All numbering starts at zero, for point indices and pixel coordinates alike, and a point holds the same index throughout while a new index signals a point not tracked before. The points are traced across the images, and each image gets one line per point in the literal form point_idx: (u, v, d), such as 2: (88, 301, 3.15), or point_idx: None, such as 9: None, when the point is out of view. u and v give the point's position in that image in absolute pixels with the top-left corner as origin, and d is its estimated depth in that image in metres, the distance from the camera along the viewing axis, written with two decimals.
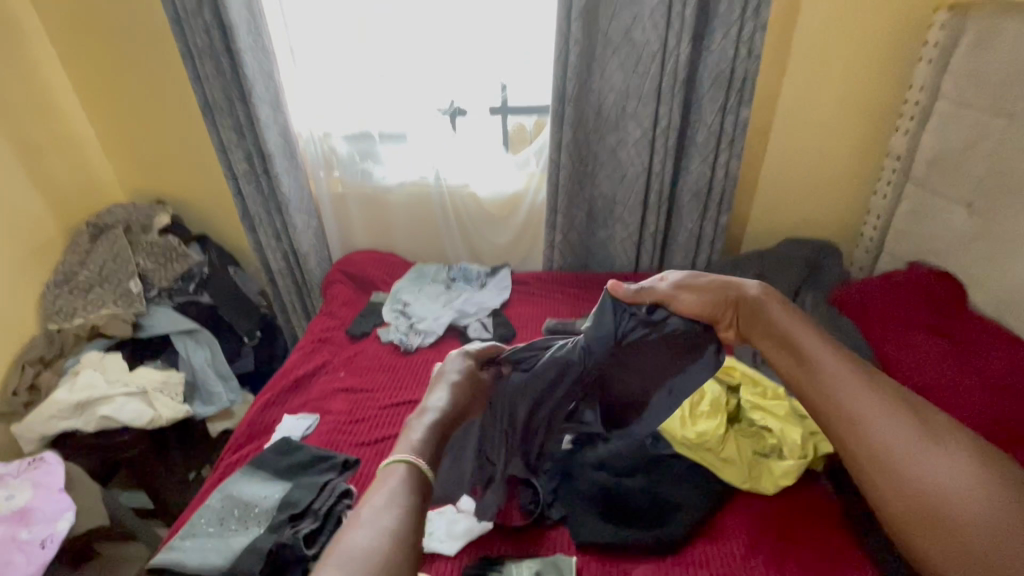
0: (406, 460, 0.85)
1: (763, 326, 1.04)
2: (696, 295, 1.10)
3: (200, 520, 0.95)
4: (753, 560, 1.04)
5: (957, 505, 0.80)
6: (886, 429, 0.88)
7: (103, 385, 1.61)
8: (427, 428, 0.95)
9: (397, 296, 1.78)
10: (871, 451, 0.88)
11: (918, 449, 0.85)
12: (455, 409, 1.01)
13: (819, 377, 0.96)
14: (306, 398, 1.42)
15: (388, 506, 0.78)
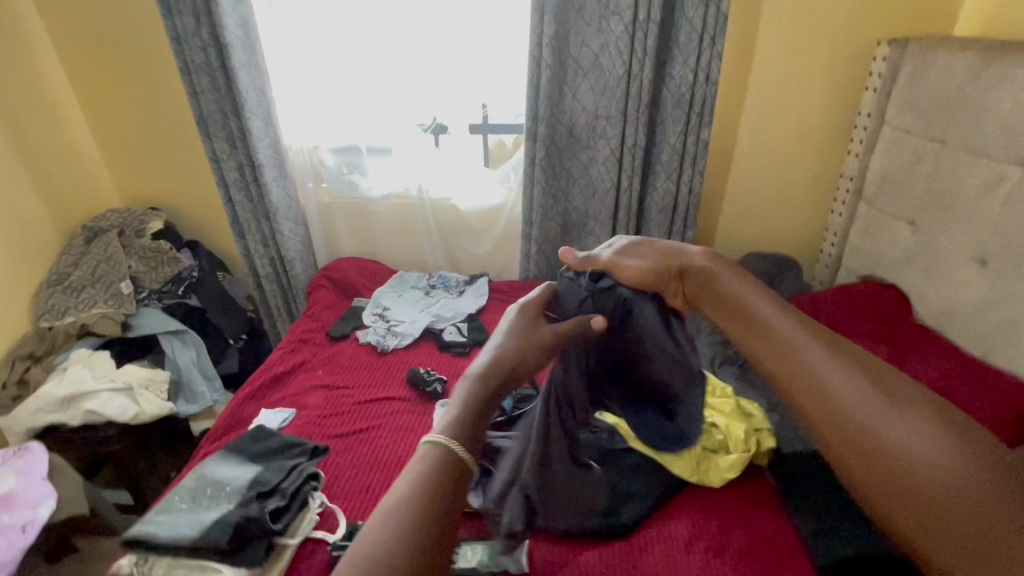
0: (439, 444, 0.69)
1: (712, 293, 0.90)
2: (637, 263, 1.03)
3: (173, 498, 1.01)
4: (694, 545, 1.12)
5: (930, 464, 0.60)
6: (842, 382, 0.69)
7: (90, 380, 1.67)
8: (473, 386, 0.79)
9: (378, 300, 1.86)
10: (825, 409, 0.69)
11: (881, 405, 0.66)
12: (508, 360, 0.84)
13: (771, 337, 0.78)
14: (285, 393, 1.50)
15: (414, 495, 0.64)
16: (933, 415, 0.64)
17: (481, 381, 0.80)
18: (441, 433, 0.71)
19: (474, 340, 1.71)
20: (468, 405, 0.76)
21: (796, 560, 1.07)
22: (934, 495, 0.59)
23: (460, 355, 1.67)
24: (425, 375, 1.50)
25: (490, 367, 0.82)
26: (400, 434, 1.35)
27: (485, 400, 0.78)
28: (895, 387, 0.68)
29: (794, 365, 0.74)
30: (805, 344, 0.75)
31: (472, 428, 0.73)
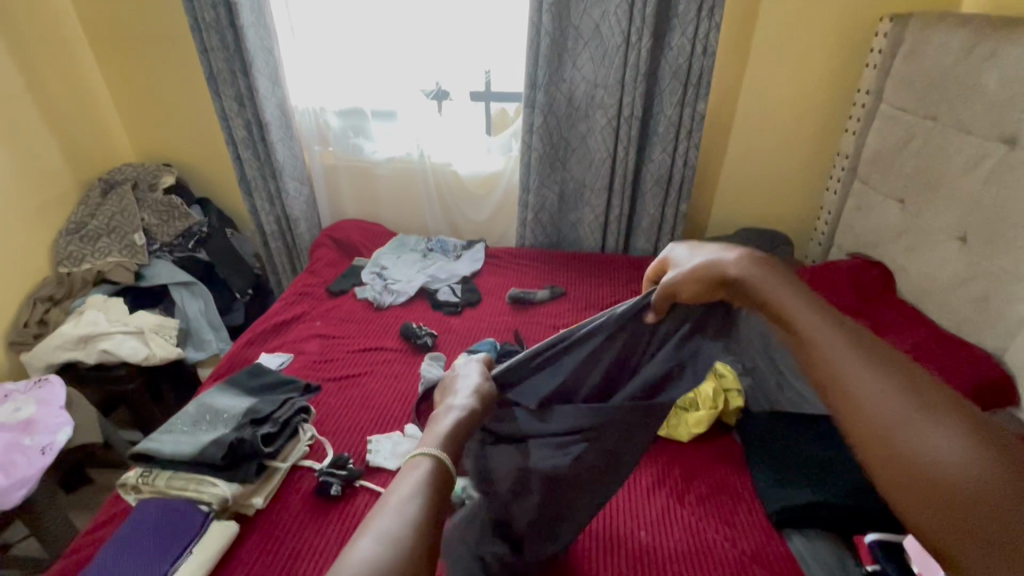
0: (433, 453, 0.72)
1: (764, 307, 0.80)
2: (690, 277, 0.91)
3: (176, 421, 1.11)
4: (656, 492, 1.19)
5: (938, 468, 0.57)
6: (880, 389, 0.63)
7: (104, 323, 1.77)
8: (457, 416, 0.82)
9: (377, 260, 1.94)
10: (866, 424, 0.62)
11: (899, 405, 0.61)
12: (482, 403, 0.89)
13: (815, 354, 0.71)
14: (284, 339, 1.59)
15: (421, 494, 0.65)
16: (976, 425, 0.59)
17: (463, 413, 0.83)
18: (435, 445, 0.74)
19: (466, 301, 1.78)
20: (453, 430, 0.79)
21: (751, 510, 1.14)
22: (979, 514, 0.54)
23: (452, 313, 1.74)
24: (416, 329, 1.58)
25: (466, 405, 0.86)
26: (389, 380, 1.43)
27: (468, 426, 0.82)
28: (931, 393, 0.62)
29: (841, 384, 0.66)
30: (853, 355, 0.67)
31: (455, 444, 0.77)
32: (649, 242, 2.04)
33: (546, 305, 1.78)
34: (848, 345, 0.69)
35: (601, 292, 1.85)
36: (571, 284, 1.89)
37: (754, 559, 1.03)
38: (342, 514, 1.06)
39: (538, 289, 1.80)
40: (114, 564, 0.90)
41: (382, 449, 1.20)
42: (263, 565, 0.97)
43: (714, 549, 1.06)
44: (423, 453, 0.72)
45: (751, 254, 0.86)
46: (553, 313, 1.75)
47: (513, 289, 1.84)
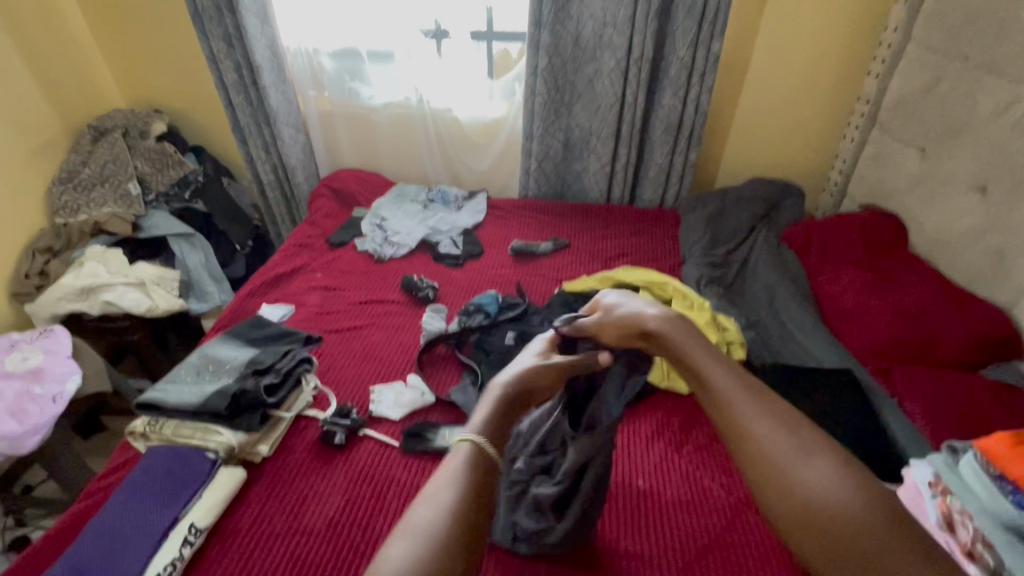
0: (474, 442, 0.68)
1: (670, 353, 0.81)
2: (612, 322, 0.92)
3: (180, 372, 1.12)
4: (654, 442, 1.20)
5: (833, 520, 0.58)
6: (772, 434, 0.65)
7: (104, 275, 1.76)
8: (496, 402, 0.75)
9: (376, 211, 1.90)
10: (761, 469, 0.64)
11: (796, 455, 0.63)
12: (526, 384, 0.81)
13: (714, 401, 0.72)
14: (284, 292, 1.57)
15: (462, 485, 0.63)
16: (853, 469, 0.62)
17: (505, 396, 0.77)
18: (478, 432, 0.70)
19: (467, 253, 1.75)
20: (494, 414, 0.73)
21: None
22: (861, 558, 0.56)
23: (454, 266, 1.72)
24: (417, 282, 1.56)
25: (509, 387, 0.79)
26: (391, 332, 1.43)
27: (511, 411, 0.77)
28: (813, 437, 0.65)
29: (739, 430, 0.67)
30: (749, 402, 0.69)
31: (498, 429, 0.72)
32: (656, 193, 1.99)
33: (549, 257, 1.76)
34: (744, 390, 0.71)
35: (605, 244, 1.82)
36: (575, 236, 1.85)
37: (750, 507, 1.06)
38: (347, 462, 1.09)
39: (541, 241, 1.77)
40: (127, 508, 0.93)
41: (385, 398, 1.22)
42: (272, 508, 1.00)
43: (709, 496, 1.08)
44: (463, 443, 0.68)
45: (668, 311, 0.87)
46: (556, 266, 1.72)
47: (515, 241, 1.81)
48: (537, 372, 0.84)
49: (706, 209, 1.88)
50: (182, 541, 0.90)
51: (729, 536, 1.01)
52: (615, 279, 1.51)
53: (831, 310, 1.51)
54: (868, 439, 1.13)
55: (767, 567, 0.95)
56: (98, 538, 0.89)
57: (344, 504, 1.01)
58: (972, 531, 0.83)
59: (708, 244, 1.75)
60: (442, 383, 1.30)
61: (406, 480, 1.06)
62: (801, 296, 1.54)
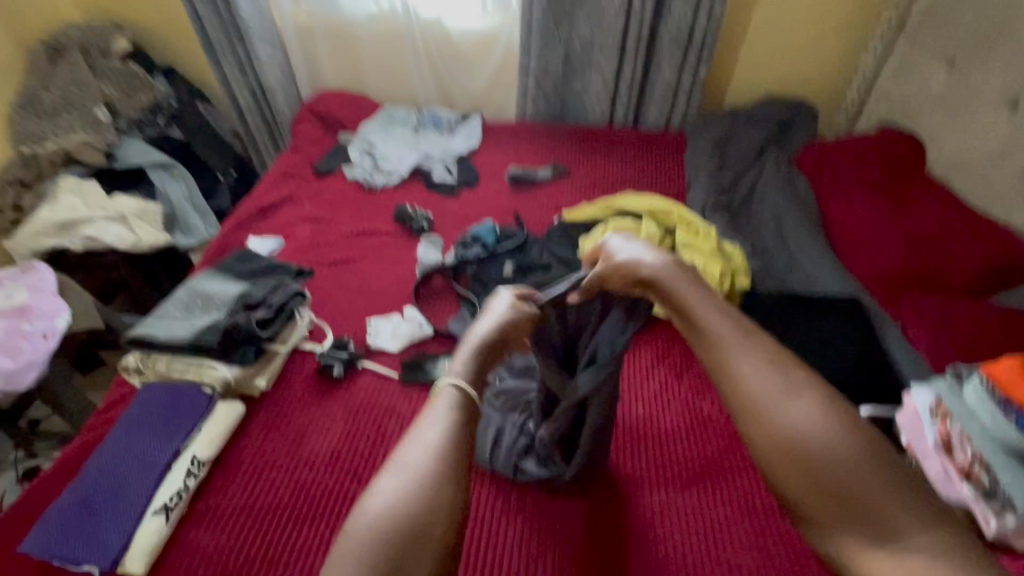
0: (457, 388, 0.73)
1: (665, 298, 0.84)
2: (614, 273, 0.90)
3: (169, 306, 1.08)
4: (656, 369, 1.19)
5: (810, 449, 0.63)
6: (760, 374, 0.70)
7: (82, 208, 1.69)
8: (477, 348, 0.80)
9: (365, 137, 1.78)
10: (747, 405, 0.68)
11: (779, 393, 0.68)
12: (507, 332, 0.84)
13: (705, 344, 0.75)
14: (272, 224, 1.50)
15: (450, 428, 0.69)
16: (833, 404, 0.67)
17: (486, 343, 0.81)
18: (462, 378, 0.76)
19: (463, 181, 1.67)
20: (474, 360, 0.79)
21: None
22: (836, 484, 0.61)
23: (448, 195, 1.64)
24: (411, 212, 1.49)
25: (490, 336, 0.82)
26: (386, 264, 1.39)
27: (490, 354, 0.81)
28: (798, 376, 0.70)
29: (730, 371, 0.72)
30: (741, 344, 0.73)
31: (478, 373, 0.78)
32: (661, 114, 1.87)
33: (548, 185, 1.68)
34: (739, 335, 0.75)
35: (607, 170, 1.73)
36: (575, 162, 1.76)
37: None
38: (346, 394, 1.09)
39: (540, 167, 1.68)
40: (129, 443, 0.93)
41: (382, 331, 1.20)
42: (273, 440, 1.00)
43: (709, 423, 1.09)
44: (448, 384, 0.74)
45: (668, 257, 0.88)
46: (555, 193, 1.65)
47: (513, 167, 1.71)
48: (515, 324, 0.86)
49: (715, 131, 1.78)
50: (186, 473, 0.91)
51: (726, 461, 1.02)
52: (618, 207, 1.44)
53: (840, 237, 1.46)
54: (869, 362, 1.11)
55: (762, 491, 0.97)
56: (103, 472, 0.90)
57: (346, 434, 1.02)
58: (969, 451, 0.84)
59: (715, 168, 1.67)
60: (440, 315, 1.28)
61: (407, 411, 1.06)
62: (809, 223, 1.49)
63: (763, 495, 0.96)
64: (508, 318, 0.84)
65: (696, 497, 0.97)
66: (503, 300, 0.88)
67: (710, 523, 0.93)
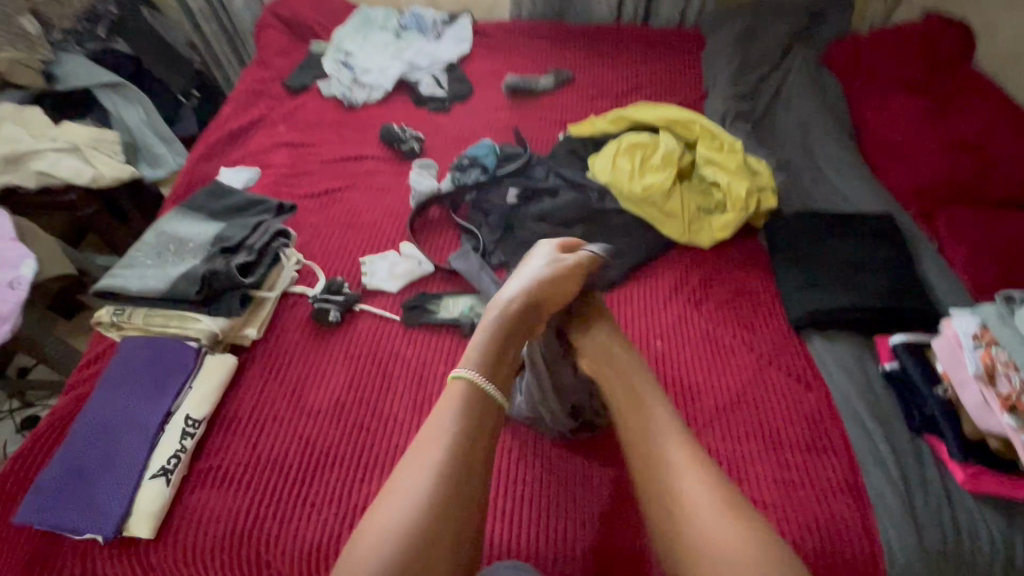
0: (471, 379, 0.76)
1: (616, 392, 0.82)
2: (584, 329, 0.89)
3: (137, 253, 0.97)
4: (673, 301, 1.10)
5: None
6: (706, 510, 0.68)
7: (28, 140, 1.49)
8: (501, 318, 0.82)
9: (339, 45, 1.57)
10: (683, 528, 0.68)
11: (719, 518, 0.67)
12: (537, 293, 0.84)
13: (645, 452, 0.75)
14: (244, 152, 1.34)
15: (452, 442, 0.70)
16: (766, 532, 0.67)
17: (512, 310, 0.83)
18: (475, 367, 0.78)
19: (455, 94, 1.49)
20: (495, 335, 0.81)
21: (769, 313, 1.08)
22: None
23: (439, 110, 1.46)
24: (399, 133, 1.33)
25: (519, 304, 0.83)
26: (375, 194, 1.26)
27: (515, 324, 0.82)
28: (739, 502, 0.69)
29: (671, 496, 0.70)
30: (686, 462, 0.72)
31: (498, 351, 0.80)
32: (675, 7, 1.65)
33: (550, 96, 1.50)
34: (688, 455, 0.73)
35: (615, 76, 1.54)
36: (579, 67, 1.57)
37: (771, 362, 1.01)
38: (346, 339, 1.01)
39: (542, 75, 1.50)
40: (116, 405, 0.86)
41: (378, 270, 1.10)
42: (272, 392, 0.94)
43: (730, 353, 1.03)
44: (464, 376, 0.77)
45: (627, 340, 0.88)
46: (558, 105, 1.47)
47: (510, 76, 1.52)
48: (548, 284, 0.85)
49: (737, 26, 1.57)
50: (181, 433, 0.85)
51: (748, 393, 0.97)
52: (631, 120, 1.29)
53: (872, 145, 1.32)
54: (903, 285, 1.04)
55: (785, 423, 0.94)
56: (92, 435, 0.84)
57: (348, 382, 0.96)
58: (1016, 383, 0.80)
59: (737, 70, 1.48)
60: (441, 249, 1.17)
61: (412, 356, 0.99)
62: (840, 130, 1.35)
63: (787, 428, 0.93)
64: (537, 279, 0.84)
65: (718, 431, 0.93)
66: (545, 258, 0.89)
67: (731, 457, 0.90)
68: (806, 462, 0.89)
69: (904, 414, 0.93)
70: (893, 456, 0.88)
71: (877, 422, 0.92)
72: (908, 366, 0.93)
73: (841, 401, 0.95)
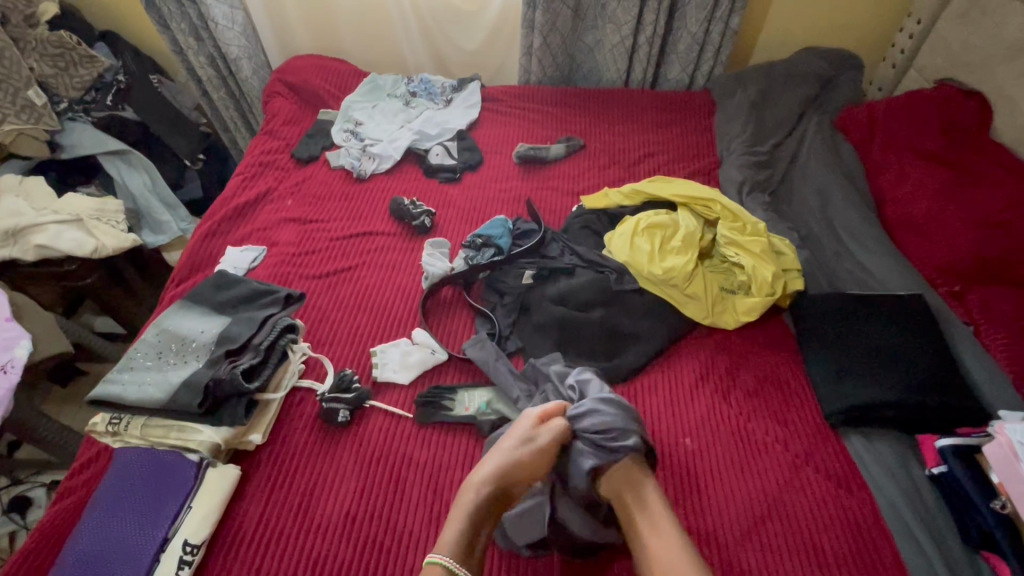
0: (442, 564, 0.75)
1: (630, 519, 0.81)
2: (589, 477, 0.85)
3: (136, 354, 0.92)
4: (701, 389, 1.04)
5: None
6: None
7: (29, 213, 1.44)
8: (476, 501, 0.81)
9: (348, 114, 1.56)
10: None
11: None
12: (506, 473, 0.83)
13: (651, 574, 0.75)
14: (251, 228, 1.31)
15: None
16: None
17: (486, 494, 0.82)
18: (450, 551, 0.76)
19: (465, 163, 1.46)
20: (470, 519, 0.79)
21: (803, 404, 1.02)
22: None
23: (449, 180, 1.44)
24: (410, 208, 1.31)
25: (489, 487, 0.83)
26: (385, 273, 1.21)
27: (490, 504, 0.82)
28: None
29: None
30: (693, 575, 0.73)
31: (471, 536, 0.78)
32: (684, 72, 1.65)
33: (561, 164, 1.48)
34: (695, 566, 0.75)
35: (627, 143, 1.53)
36: (590, 134, 1.55)
37: (808, 463, 0.95)
38: (355, 441, 0.95)
39: (553, 143, 1.48)
40: (108, 529, 0.80)
41: (390, 360, 1.05)
42: (276, 504, 0.87)
43: (762, 450, 0.96)
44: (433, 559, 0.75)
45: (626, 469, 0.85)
46: (570, 174, 1.45)
47: (521, 144, 1.50)
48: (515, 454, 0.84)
49: (749, 91, 1.56)
50: (178, 562, 0.78)
51: (787, 498, 0.91)
52: (647, 195, 1.26)
53: (894, 217, 1.29)
54: (943, 376, 0.98)
55: (830, 534, 0.87)
56: (81, 565, 0.77)
57: (359, 492, 0.89)
58: None
59: (750, 138, 1.46)
60: (454, 336, 1.12)
61: (426, 459, 0.93)
62: (860, 202, 1.31)
63: (832, 540, 0.86)
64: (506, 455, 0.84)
65: (757, 543, 0.86)
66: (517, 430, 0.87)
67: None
68: None
69: (959, 529, 0.86)
70: None
71: (930, 537, 0.85)
72: (957, 472, 0.87)
73: (889, 510, 0.88)
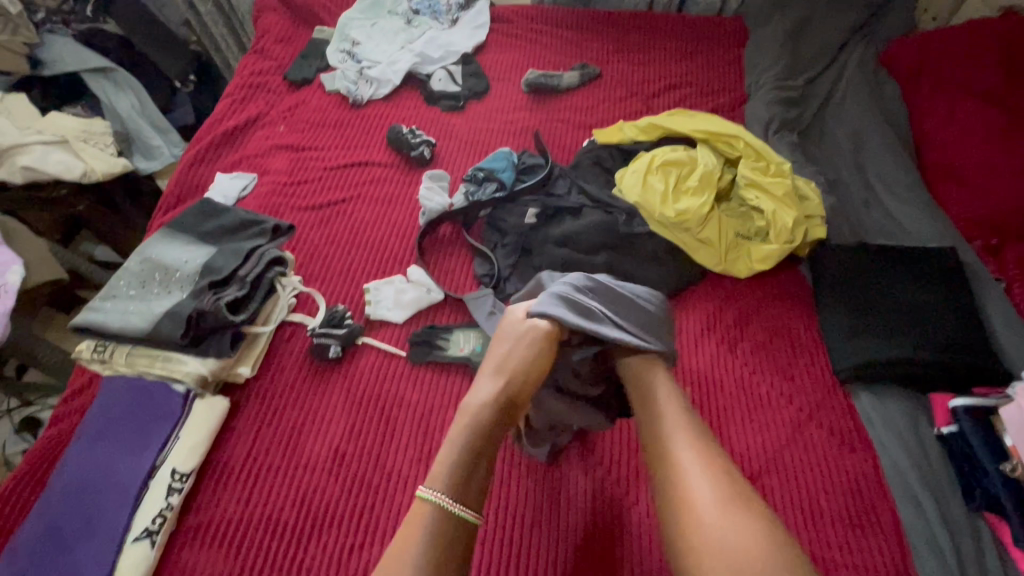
0: (437, 502, 0.65)
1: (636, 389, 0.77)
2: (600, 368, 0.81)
3: (119, 283, 0.89)
4: (706, 340, 1.00)
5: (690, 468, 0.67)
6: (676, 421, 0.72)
7: (12, 132, 1.35)
8: (472, 422, 0.72)
9: (344, 32, 1.44)
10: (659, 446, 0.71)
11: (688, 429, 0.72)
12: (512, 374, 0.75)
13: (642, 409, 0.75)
14: (241, 155, 1.23)
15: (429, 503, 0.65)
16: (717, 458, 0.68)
17: (484, 409, 0.73)
18: (442, 485, 0.67)
19: (470, 91, 1.36)
20: (469, 440, 0.71)
21: (812, 360, 0.98)
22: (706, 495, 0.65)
23: (452, 109, 1.33)
24: (409, 136, 1.22)
25: (490, 405, 0.74)
26: (380, 207, 1.15)
27: (491, 424, 0.72)
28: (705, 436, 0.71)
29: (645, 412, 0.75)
30: (693, 464, 0.67)
31: (470, 456, 0.70)
32: None
33: (574, 95, 1.36)
34: (700, 459, 0.68)
35: (648, 73, 1.40)
36: (607, 62, 1.42)
37: (812, 418, 0.91)
38: (346, 378, 0.93)
39: (566, 71, 1.36)
40: (97, 457, 0.80)
41: (384, 298, 1.00)
42: (264, 438, 0.87)
43: (764, 402, 0.93)
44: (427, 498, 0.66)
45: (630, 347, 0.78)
46: (584, 106, 1.34)
47: (531, 71, 1.38)
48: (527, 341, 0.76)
49: (787, 17, 1.41)
50: (167, 489, 0.78)
51: (787, 454, 0.88)
52: (664, 130, 1.16)
53: (933, 163, 1.19)
54: (968, 334, 0.93)
55: (826, 490, 0.85)
56: (71, 489, 0.78)
57: (348, 428, 0.88)
58: None
59: (784, 71, 1.33)
60: (451, 274, 1.07)
61: (417, 400, 0.91)
62: (897, 144, 1.21)
63: (829, 497, 0.84)
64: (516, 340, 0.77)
65: None
66: (506, 344, 0.78)
67: None
68: (849, 538, 0.80)
69: (961, 489, 0.84)
70: (950, 542, 0.79)
71: (931, 496, 0.83)
72: (968, 434, 0.83)
73: (890, 468, 0.86)
